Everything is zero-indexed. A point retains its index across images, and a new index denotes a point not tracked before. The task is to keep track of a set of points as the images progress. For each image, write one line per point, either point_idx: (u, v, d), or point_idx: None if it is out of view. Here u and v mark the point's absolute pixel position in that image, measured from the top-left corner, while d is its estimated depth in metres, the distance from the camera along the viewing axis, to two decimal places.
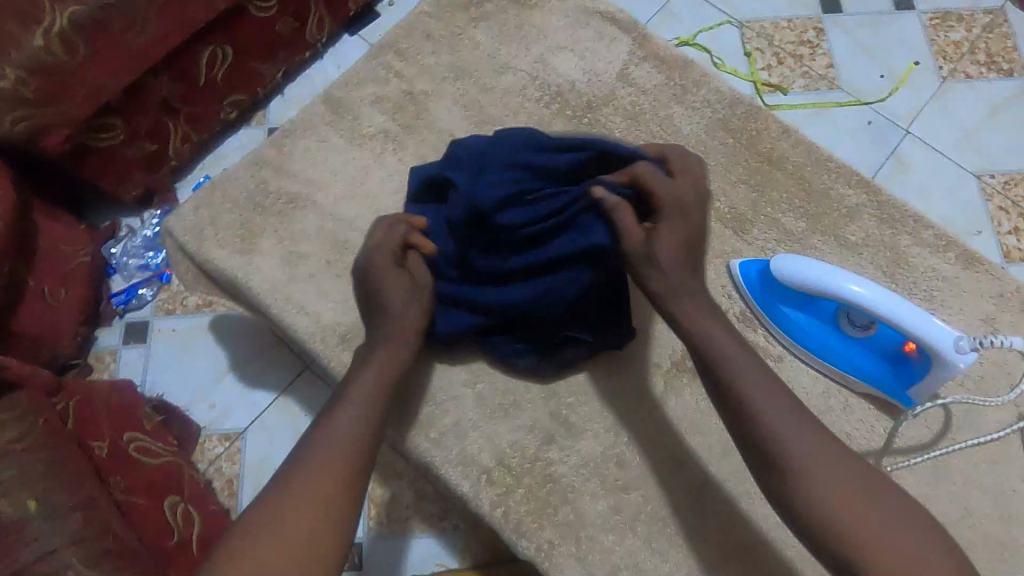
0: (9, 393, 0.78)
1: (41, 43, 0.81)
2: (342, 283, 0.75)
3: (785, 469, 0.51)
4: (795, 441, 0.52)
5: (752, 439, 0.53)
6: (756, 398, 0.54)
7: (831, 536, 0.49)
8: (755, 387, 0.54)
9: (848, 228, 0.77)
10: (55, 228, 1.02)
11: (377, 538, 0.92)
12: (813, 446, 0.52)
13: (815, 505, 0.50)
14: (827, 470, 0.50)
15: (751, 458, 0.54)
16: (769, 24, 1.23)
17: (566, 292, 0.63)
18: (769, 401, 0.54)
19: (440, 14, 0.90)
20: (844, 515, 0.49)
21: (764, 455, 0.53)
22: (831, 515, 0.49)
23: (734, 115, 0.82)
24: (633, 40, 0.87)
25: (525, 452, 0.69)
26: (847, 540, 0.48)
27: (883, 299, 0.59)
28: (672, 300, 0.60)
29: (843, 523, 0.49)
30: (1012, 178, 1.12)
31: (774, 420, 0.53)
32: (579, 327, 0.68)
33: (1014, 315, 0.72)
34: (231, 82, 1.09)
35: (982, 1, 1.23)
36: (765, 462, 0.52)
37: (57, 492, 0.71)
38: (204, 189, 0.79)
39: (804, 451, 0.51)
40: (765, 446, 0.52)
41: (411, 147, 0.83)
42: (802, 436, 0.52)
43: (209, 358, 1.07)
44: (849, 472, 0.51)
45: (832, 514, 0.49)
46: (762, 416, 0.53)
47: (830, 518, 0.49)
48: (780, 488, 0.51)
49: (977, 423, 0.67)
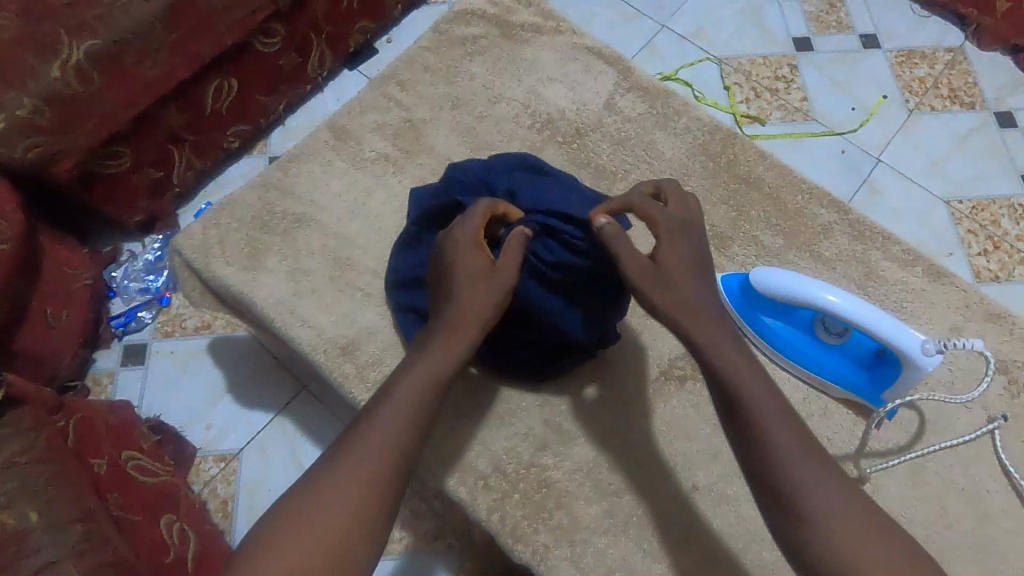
0: (9, 411, 0.78)
1: (58, 74, 0.86)
2: (344, 298, 0.78)
3: (784, 496, 0.51)
4: (796, 464, 0.51)
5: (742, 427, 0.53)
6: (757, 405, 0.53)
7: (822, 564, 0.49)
8: (762, 412, 0.53)
9: (823, 243, 0.81)
10: (60, 252, 1.04)
11: (403, 558, 0.93)
12: (819, 480, 0.51)
13: (813, 536, 0.49)
14: (830, 504, 0.50)
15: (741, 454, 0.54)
16: (746, 60, 1.31)
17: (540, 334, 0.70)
18: (779, 427, 0.52)
19: (438, 48, 0.96)
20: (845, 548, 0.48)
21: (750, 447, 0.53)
22: (831, 547, 0.49)
23: (713, 141, 0.88)
24: (618, 73, 0.94)
25: (521, 458, 0.71)
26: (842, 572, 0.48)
27: (855, 308, 0.63)
28: None
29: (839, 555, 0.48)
30: (979, 203, 1.18)
31: (779, 446, 0.52)
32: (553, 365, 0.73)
33: (980, 324, 0.77)
34: (235, 111, 1.14)
35: (942, 40, 1.32)
36: (767, 488, 0.52)
37: (59, 505, 0.71)
38: (213, 210, 0.83)
39: (808, 483, 0.51)
40: (768, 472, 0.52)
41: (410, 170, 0.87)
42: (806, 467, 0.51)
43: (206, 380, 1.09)
44: (856, 508, 0.50)
45: (831, 545, 0.48)
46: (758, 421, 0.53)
47: (827, 550, 0.48)
48: (778, 516, 0.51)
49: (949, 426, 0.71)
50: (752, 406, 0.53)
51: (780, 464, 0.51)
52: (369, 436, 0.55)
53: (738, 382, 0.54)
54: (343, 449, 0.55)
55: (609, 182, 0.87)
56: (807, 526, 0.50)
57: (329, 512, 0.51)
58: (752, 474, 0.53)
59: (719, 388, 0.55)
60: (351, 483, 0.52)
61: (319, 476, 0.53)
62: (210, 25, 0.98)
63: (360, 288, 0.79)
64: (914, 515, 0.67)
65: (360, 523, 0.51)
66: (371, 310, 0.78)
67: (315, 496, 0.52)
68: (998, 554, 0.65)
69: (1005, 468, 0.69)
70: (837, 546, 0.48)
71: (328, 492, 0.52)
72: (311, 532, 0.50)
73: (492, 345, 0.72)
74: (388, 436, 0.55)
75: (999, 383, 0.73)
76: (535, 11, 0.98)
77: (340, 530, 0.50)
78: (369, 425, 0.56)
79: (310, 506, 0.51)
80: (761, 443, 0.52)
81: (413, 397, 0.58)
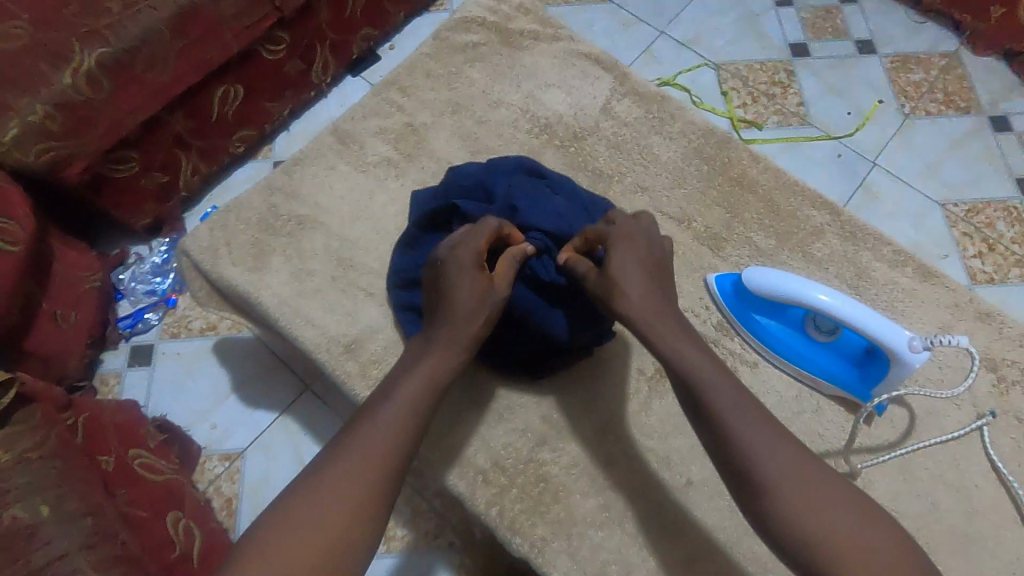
0: (21, 409, 0.79)
1: (70, 81, 0.88)
2: (347, 298, 0.80)
3: (750, 479, 0.52)
4: (761, 444, 0.53)
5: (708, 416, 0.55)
6: (718, 395, 0.56)
7: (794, 546, 0.50)
8: (723, 400, 0.55)
9: (815, 244, 0.83)
10: (69, 254, 1.06)
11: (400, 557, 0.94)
12: (785, 458, 0.52)
13: (784, 519, 0.50)
14: (797, 486, 0.51)
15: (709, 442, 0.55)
16: (743, 66, 1.33)
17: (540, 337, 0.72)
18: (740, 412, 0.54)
19: (439, 55, 0.98)
20: (815, 528, 0.49)
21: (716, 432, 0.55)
22: (801, 529, 0.49)
23: (707, 145, 0.90)
24: (615, 78, 0.96)
25: (519, 453, 0.73)
26: (812, 552, 0.49)
27: (844, 306, 0.65)
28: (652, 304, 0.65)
29: (810, 536, 0.49)
30: (974, 206, 1.20)
31: (743, 432, 0.53)
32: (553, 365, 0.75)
33: (970, 323, 0.78)
34: (240, 117, 1.17)
35: (937, 45, 1.34)
36: (735, 474, 0.53)
37: (69, 499, 0.73)
38: (219, 212, 0.85)
39: (773, 465, 0.52)
40: (735, 457, 0.53)
41: (412, 173, 0.90)
42: (773, 450, 0.53)
43: (212, 381, 1.10)
44: (824, 489, 0.51)
45: (801, 527, 0.49)
46: (720, 408, 0.55)
47: (796, 532, 0.49)
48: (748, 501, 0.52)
49: (938, 423, 0.73)
50: (713, 395, 0.56)
51: (744, 449, 0.53)
52: (370, 431, 0.56)
53: (701, 376, 0.57)
54: (345, 445, 0.56)
55: (606, 184, 0.89)
56: (778, 509, 0.51)
57: (326, 508, 0.52)
58: (722, 464, 0.54)
59: (686, 384, 0.57)
60: (350, 480, 0.53)
61: (321, 472, 0.54)
62: (217, 33, 1.00)
63: (362, 288, 0.81)
64: (905, 509, 0.68)
65: (356, 519, 0.52)
66: (373, 309, 0.80)
67: (316, 492, 0.53)
68: (986, 548, 0.67)
69: (994, 464, 0.70)
70: (810, 528, 0.49)
71: (327, 489, 0.53)
72: (308, 530, 0.50)
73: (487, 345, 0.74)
74: (387, 431, 0.57)
75: (987, 380, 0.75)
76: (533, 19, 1.01)
77: (338, 527, 0.51)
78: (371, 421, 0.57)
79: (309, 504, 0.52)
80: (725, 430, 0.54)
81: (414, 392, 0.60)
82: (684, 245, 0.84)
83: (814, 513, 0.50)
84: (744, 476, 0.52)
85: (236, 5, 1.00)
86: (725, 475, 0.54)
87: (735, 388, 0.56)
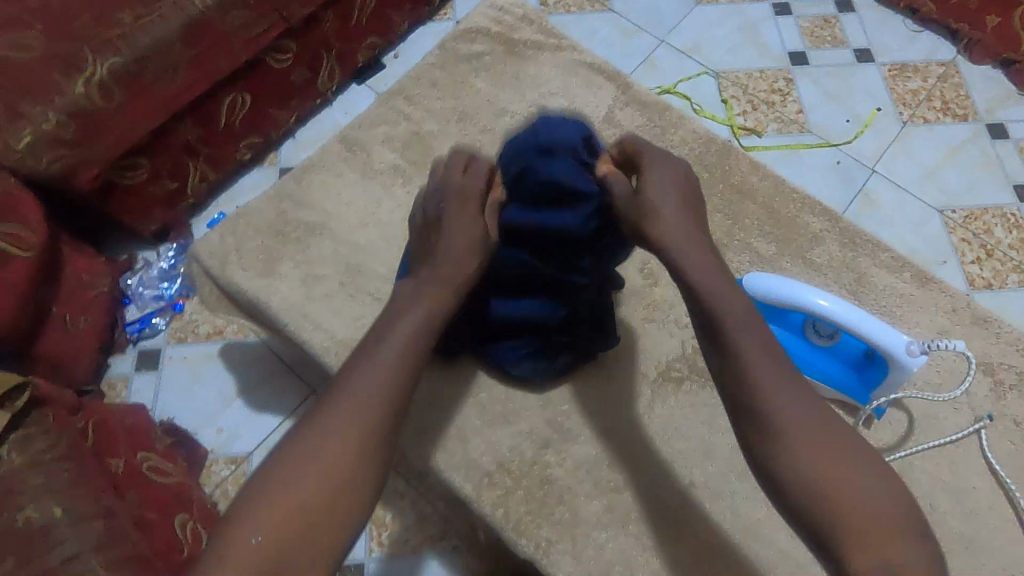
0: (34, 413, 0.80)
1: (82, 90, 0.90)
2: (355, 302, 0.82)
3: (763, 422, 0.50)
4: (778, 397, 0.50)
5: (726, 361, 0.53)
6: (742, 340, 0.52)
7: (794, 491, 0.48)
8: (747, 346, 0.52)
9: (814, 250, 0.85)
10: (79, 260, 1.08)
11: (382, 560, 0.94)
12: (800, 411, 0.50)
13: (790, 463, 0.48)
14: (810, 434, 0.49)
15: (725, 385, 0.53)
16: (743, 74, 1.35)
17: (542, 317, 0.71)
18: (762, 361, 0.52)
19: (444, 64, 1.00)
20: (822, 475, 0.47)
21: (731, 380, 0.52)
22: (806, 475, 0.48)
23: (709, 153, 0.91)
24: (617, 87, 0.97)
25: (524, 455, 0.74)
26: (811, 497, 0.47)
27: (846, 311, 0.66)
28: None
29: (814, 482, 0.47)
30: (972, 212, 1.21)
31: (763, 380, 0.51)
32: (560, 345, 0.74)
33: (967, 328, 0.79)
34: (248, 124, 1.19)
35: (935, 53, 1.36)
36: (747, 418, 0.51)
37: (81, 500, 0.74)
38: (229, 219, 0.86)
39: (790, 413, 0.50)
40: (750, 405, 0.51)
41: (418, 180, 0.91)
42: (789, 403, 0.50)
43: (218, 384, 1.12)
44: (837, 444, 0.49)
45: (808, 472, 0.48)
46: (742, 354, 0.52)
47: (801, 476, 0.48)
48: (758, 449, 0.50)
49: (935, 427, 0.74)
50: (736, 340, 0.53)
51: (762, 391, 0.51)
52: (365, 390, 0.52)
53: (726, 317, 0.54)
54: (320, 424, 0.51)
55: None
56: (786, 453, 0.49)
57: (303, 492, 0.48)
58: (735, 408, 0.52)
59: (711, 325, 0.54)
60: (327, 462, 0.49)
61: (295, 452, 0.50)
62: (227, 42, 1.02)
63: (370, 293, 0.82)
64: None
65: (340, 494, 0.49)
66: (380, 314, 0.81)
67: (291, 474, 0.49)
68: (985, 549, 0.68)
69: (991, 466, 0.71)
70: (811, 481, 0.47)
71: (303, 471, 0.49)
72: (278, 514, 0.47)
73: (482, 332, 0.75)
74: (368, 400, 0.52)
75: (984, 384, 0.76)
76: (537, 29, 1.03)
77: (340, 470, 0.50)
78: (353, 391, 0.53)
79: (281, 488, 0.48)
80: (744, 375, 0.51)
81: (404, 345, 0.56)
82: None
83: (823, 461, 0.48)
84: (758, 418, 0.50)
85: (244, 15, 1.01)
86: (736, 416, 0.52)
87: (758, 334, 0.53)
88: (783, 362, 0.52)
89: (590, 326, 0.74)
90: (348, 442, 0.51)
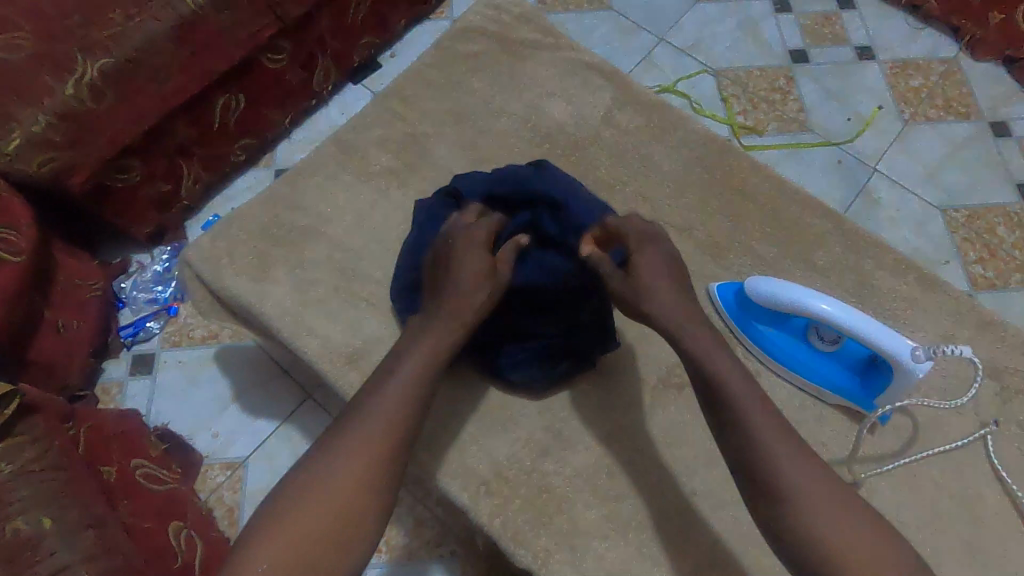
0: (25, 420, 0.79)
1: (71, 92, 0.89)
2: (349, 308, 0.80)
3: (769, 484, 0.53)
4: (780, 454, 0.54)
5: (728, 421, 0.56)
6: (742, 400, 0.56)
7: (804, 549, 0.51)
8: (746, 406, 0.56)
9: (816, 253, 0.83)
10: (71, 264, 1.07)
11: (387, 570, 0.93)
12: (801, 468, 0.53)
13: (799, 523, 0.51)
14: (816, 493, 0.52)
15: (728, 444, 0.56)
16: (743, 73, 1.34)
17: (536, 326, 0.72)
18: (763, 420, 0.55)
19: (441, 64, 0.98)
20: (834, 534, 0.50)
21: (734, 437, 0.55)
22: (813, 534, 0.50)
23: (709, 153, 0.90)
24: (616, 87, 0.96)
25: (521, 463, 0.73)
26: (821, 555, 0.50)
27: (847, 316, 0.65)
28: (659, 296, 0.62)
29: (823, 540, 0.50)
30: (975, 211, 1.20)
31: (766, 439, 0.54)
32: (558, 350, 0.74)
33: (972, 331, 0.78)
34: (242, 126, 1.17)
35: (937, 51, 1.34)
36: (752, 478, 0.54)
37: (71, 511, 0.72)
38: (221, 223, 0.85)
39: (793, 471, 0.53)
40: (754, 465, 0.54)
41: (414, 182, 0.90)
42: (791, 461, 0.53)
43: (213, 389, 1.10)
44: (837, 498, 0.52)
45: (816, 531, 0.50)
46: (744, 413, 0.55)
47: (810, 535, 0.51)
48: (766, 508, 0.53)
49: (940, 432, 0.73)
50: (735, 400, 0.56)
51: (765, 454, 0.54)
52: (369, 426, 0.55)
53: (724, 377, 0.57)
54: (328, 460, 0.53)
55: (607, 195, 0.89)
56: (793, 513, 0.51)
57: (308, 527, 0.50)
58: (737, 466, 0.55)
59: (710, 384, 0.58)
60: (332, 497, 0.51)
61: (299, 492, 0.52)
62: (220, 43, 1.00)
63: (365, 298, 0.81)
64: (909, 519, 0.68)
65: (346, 533, 0.51)
66: (375, 319, 0.80)
67: (299, 508, 0.51)
68: (991, 557, 0.67)
69: (997, 472, 0.70)
70: (818, 537, 0.50)
71: (310, 506, 0.51)
72: (285, 553, 0.49)
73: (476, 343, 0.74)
74: (373, 445, 0.55)
75: (990, 389, 0.75)
76: (534, 28, 1.01)
77: (348, 508, 0.51)
78: (359, 428, 0.55)
79: (288, 523, 0.50)
80: (747, 437, 0.54)
81: (406, 376, 0.59)
82: (685, 254, 0.84)
83: (829, 520, 0.51)
84: (763, 481, 0.53)
85: (237, 14, 1.00)
86: (742, 479, 0.55)
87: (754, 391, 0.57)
88: (782, 423, 0.56)
89: (589, 332, 0.73)
90: (351, 480, 0.52)
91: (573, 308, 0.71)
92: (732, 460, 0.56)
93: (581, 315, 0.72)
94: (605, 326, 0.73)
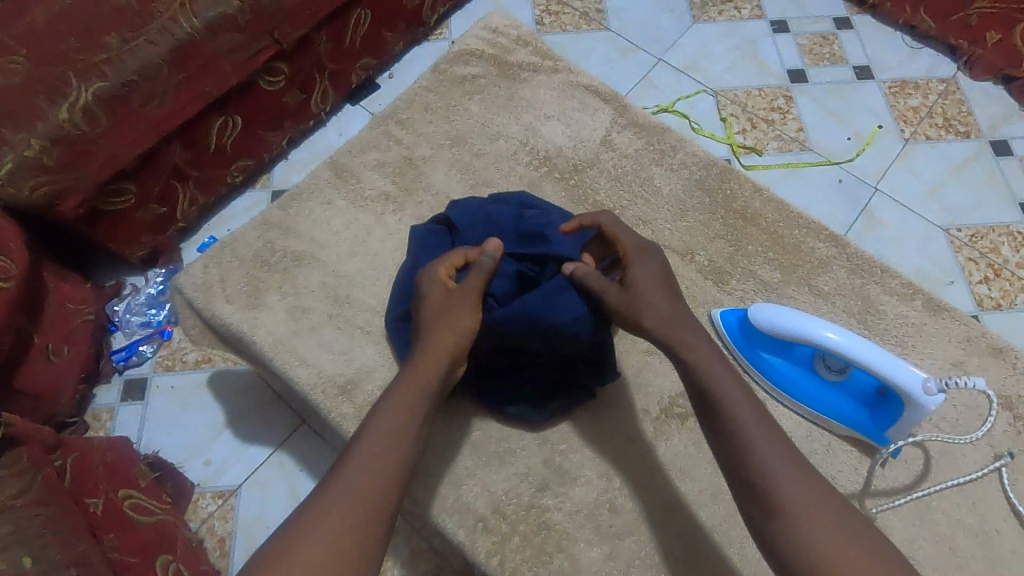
0: (7, 452, 0.77)
1: (65, 116, 0.87)
2: (343, 336, 0.79)
3: (764, 491, 0.53)
4: (764, 451, 0.54)
5: (716, 419, 0.57)
6: (731, 399, 0.57)
7: (798, 558, 0.50)
8: (734, 403, 0.57)
9: (821, 278, 0.82)
10: (64, 288, 1.05)
11: None
12: (786, 464, 0.54)
13: (792, 530, 0.51)
14: (805, 495, 0.52)
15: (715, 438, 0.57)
16: (742, 92, 1.33)
17: (540, 359, 0.71)
18: (749, 416, 0.56)
19: (437, 87, 0.98)
20: (814, 526, 0.50)
21: (722, 434, 0.56)
22: (816, 546, 0.50)
23: (709, 177, 0.89)
24: (615, 109, 0.95)
25: (519, 499, 0.70)
26: (809, 554, 0.50)
27: (855, 347, 0.63)
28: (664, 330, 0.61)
29: (816, 548, 0.50)
30: (978, 231, 1.18)
31: (752, 434, 0.55)
32: (563, 377, 0.73)
33: (981, 359, 0.76)
34: (239, 148, 1.16)
35: (936, 70, 1.34)
36: (736, 469, 0.55)
37: (53, 549, 0.69)
38: (214, 249, 0.83)
39: (787, 480, 0.52)
40: (739, 458, 0.54)
41: (410, 207, 0.88)
42: (775, 454, 0.54)
43: (206, 415, 1.08)
44: (820, 492, 0.52)
45: (810, 533, 0.50)
46: (732, 410, 0.56)
47: (806, 544, 0.50)
48: (746, 499, 0.53)
49: (953, 464, 0.71)
50: (723, 397, 0.57)
51: (758, 462, 0.54)
52: (366, 476, 0.54)
53: (712, 380, 0.58)
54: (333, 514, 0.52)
55: None
56: (788, 524, 0.51)
57: None
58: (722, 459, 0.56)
59: (703, 395, 0.58)
60: (333, 556, 0.49)
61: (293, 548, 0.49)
62: (217, 66, 1.00)
63: (360, 326, 0.79)
64: (920, 556, 0.66)
65: None
66: (370, 348, 0.78)
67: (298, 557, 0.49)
68: None
69: (1014, 508, 0.68)
70: (799, 527, 0.51)
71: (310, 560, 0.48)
72: None
73: (481, 370, 0.73)
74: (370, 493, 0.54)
75: (1004, 419, 0.73)
76: (532, 51, 1.00)
77: (350, 560, 0.49)
78: (366, 485, 0.54)
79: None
80: (734, 431, 0.55)
81: (405, 424, 0.58)
82: (686, 279, 0.82)
83: (807, 512, 0.51)
84: (746, 472, 0.54)
85: (235, 38, 0.99)
86: (738, 489, 0.54)
87: (740, 399, 0.57)
88: (767, 418, 0.56)
89: (591, 365, 0.72)
90: (353, 541, 0.50)
91: (567, 349, 0.69)
92: (718, 453, 0.57)
93: (583, 350, 0.70)
94: (606, 359, 0.72)
